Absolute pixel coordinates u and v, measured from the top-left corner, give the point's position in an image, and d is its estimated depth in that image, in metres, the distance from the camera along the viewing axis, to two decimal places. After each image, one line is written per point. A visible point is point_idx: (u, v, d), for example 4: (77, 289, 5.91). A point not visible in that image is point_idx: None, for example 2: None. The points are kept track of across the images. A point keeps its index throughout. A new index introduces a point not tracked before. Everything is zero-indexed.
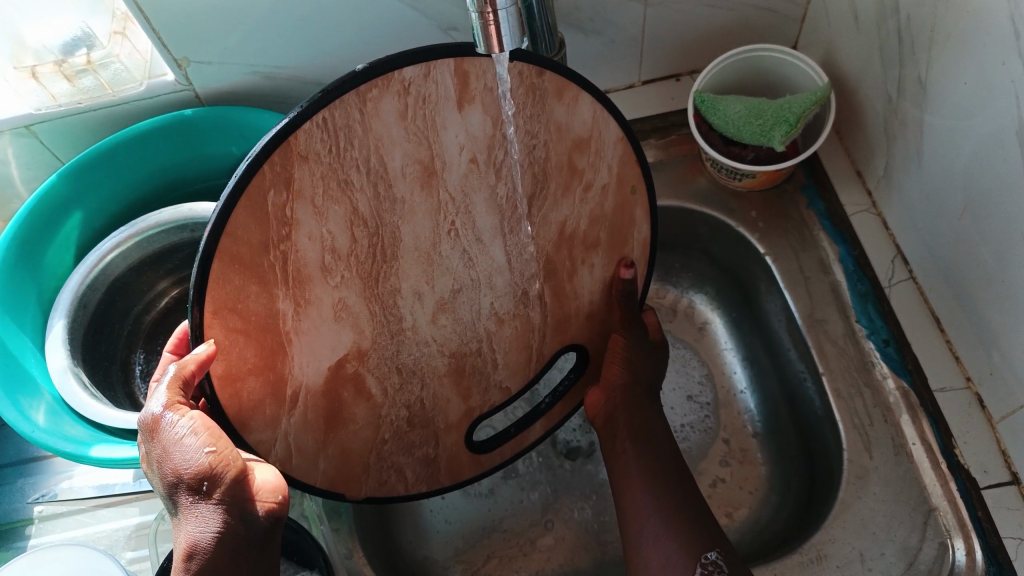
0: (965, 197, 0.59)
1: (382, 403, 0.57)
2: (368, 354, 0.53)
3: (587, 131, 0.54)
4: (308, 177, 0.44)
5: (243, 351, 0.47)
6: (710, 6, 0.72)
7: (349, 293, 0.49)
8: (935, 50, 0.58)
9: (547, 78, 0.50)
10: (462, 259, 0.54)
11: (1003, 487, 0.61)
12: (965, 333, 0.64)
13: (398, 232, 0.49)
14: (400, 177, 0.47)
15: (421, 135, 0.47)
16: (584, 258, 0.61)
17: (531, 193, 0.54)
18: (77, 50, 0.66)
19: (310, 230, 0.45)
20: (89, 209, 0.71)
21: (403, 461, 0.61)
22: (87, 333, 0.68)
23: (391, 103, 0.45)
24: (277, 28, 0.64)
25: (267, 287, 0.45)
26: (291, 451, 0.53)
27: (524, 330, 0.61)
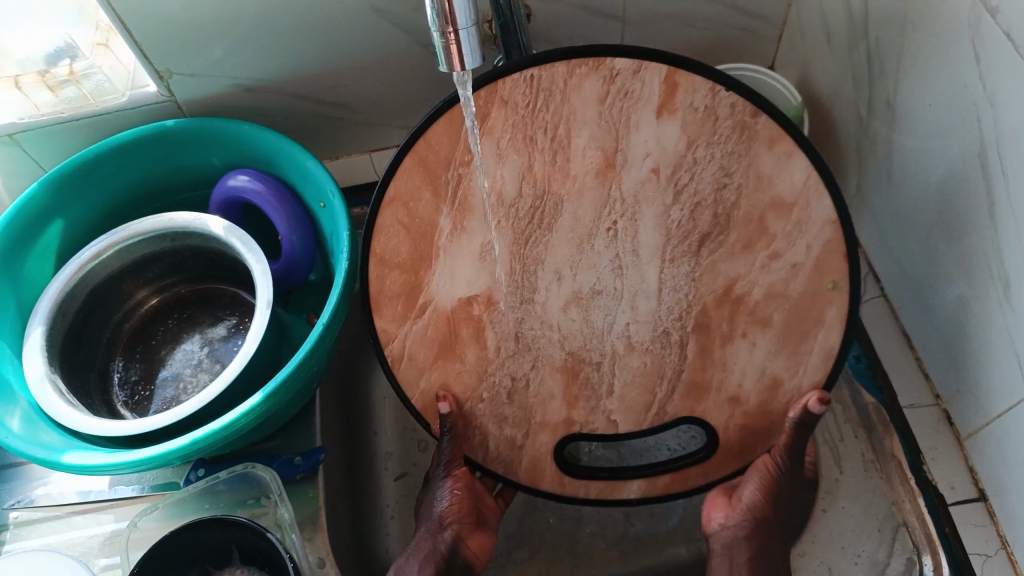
0: (933, 215, 0.60)
1: (493, 357, 0.57)
2: (497, 304, 0.56)
3: (792, 196, 0.52)
4: (503, 121, 0.51)
5: (399, 244, 0.55)
6: (690, 25, 0.73)
7: (498, 239, 0.54)
8: (903, 70, 0.59)
9: (760, 121, 0.50)
10: (611, 263, 0.55)
11: (970, 504, 0.60)
12: (935, 353, 0.63)
13: (560, 206, 0.53)
14: (580, 155, 0.52)
15: (612, 126, 0.51)
16: (745, 330, 0.56)
17: (702, 234, 0.53)
18: (60, 60, 0.66)
19: (488, 170, 0.52)
20: (71, 217, 0.72)
21: (490, 427, 0.60)
22: (65, 341, 0.68)
23: (595, 86, 0.50)
24: (257, 41, 0.65)
25: (437, 199, 0.53)
26: (403, 355, 0.58)
27: (656, 364, 0.58)
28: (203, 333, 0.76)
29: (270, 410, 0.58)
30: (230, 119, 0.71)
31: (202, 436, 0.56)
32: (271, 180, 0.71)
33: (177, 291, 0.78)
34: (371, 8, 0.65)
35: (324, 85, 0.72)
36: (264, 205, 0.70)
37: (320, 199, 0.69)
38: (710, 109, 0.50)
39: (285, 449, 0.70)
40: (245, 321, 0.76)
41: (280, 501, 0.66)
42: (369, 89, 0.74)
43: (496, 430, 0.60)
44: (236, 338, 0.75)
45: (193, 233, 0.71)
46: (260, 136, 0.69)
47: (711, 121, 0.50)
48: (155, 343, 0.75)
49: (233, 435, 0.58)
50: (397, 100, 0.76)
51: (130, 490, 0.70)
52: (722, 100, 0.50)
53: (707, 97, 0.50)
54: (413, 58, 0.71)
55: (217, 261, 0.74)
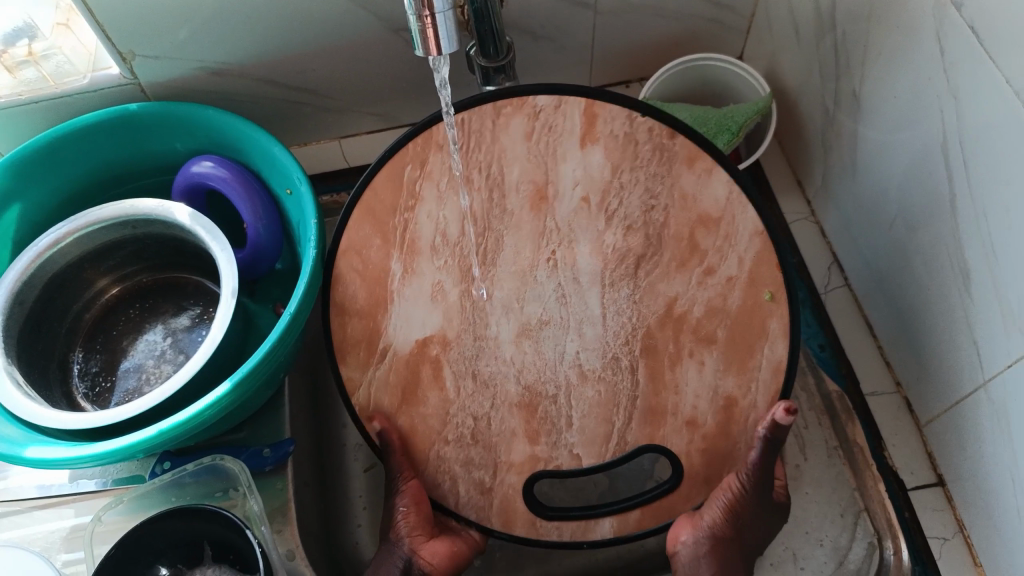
0: (895, 207, 0.62)
1: (453, 397, 0.59)
2: (450, 343, 0.59)
3: (718, 211, 0.57)
4: (440, 165, 0.59)
5: (356, 289, 0.60)
6: (660, 15, 0.74)
7: (447, 278, 0.59)
8: (869, 64, 0.60)
9: (678, 142, 0.57)
10: (554, 293, 0.59)
11: (929, 488, 0.63)
12: (897, 343, 0.65)
13: (502, 238, 0.58)
14: (514, 191, 0.58)
15: (540, 160, 0.58)
16: (691, 349, 0.57)
17: (637, 254, 0.57)
18: (18, 41, 0.64)
19: (431, 210, 0.59)
20: (28, 204, 0.69)
21: (457, 469, 0.59)
22: (24, 331, 0.66)
23: (520, 124, 0.58)
24: (223, 24, 0.64)
25: (388, 245, 0.59)
26: (370, 404, 0.60)
27: (610, 394, 0.58)
28: (166, 323, 0.74)
29: (237, 400, 0.57)
30: (194, 103, 0.70)
31: (167, 428, 0.55)
32: (237, 166, 0.70)
33: (140, 280, 0.76)
34: None
35: (293, 71, 0.71)
36: (229, 192, 0.68)
37: (287, 185, 0.68)
38: (630, 135, 0.57)
39: (256, 439, 0.69)
40: (210, 310, 0.75)
41: (249, 494, 0.65)
42: (339, 76, 0.73)
43: (464, 474, 0.59)
44: (201, 328, 0.74)
45: (157, 220, 0.69)
46: (225, 122, 0.68)
47: (633, 145, 0.57)
48: (116, 333, 0.74)
49: (199, 426, 0.57)
50: (368, 86, 0.75)
51: (93, 484, 0.69)
52: (640, 127, 0.57)
53: (625, 125, 0.57)
54: (383, 44, 0.70)
55: (181, 250, 0.73)
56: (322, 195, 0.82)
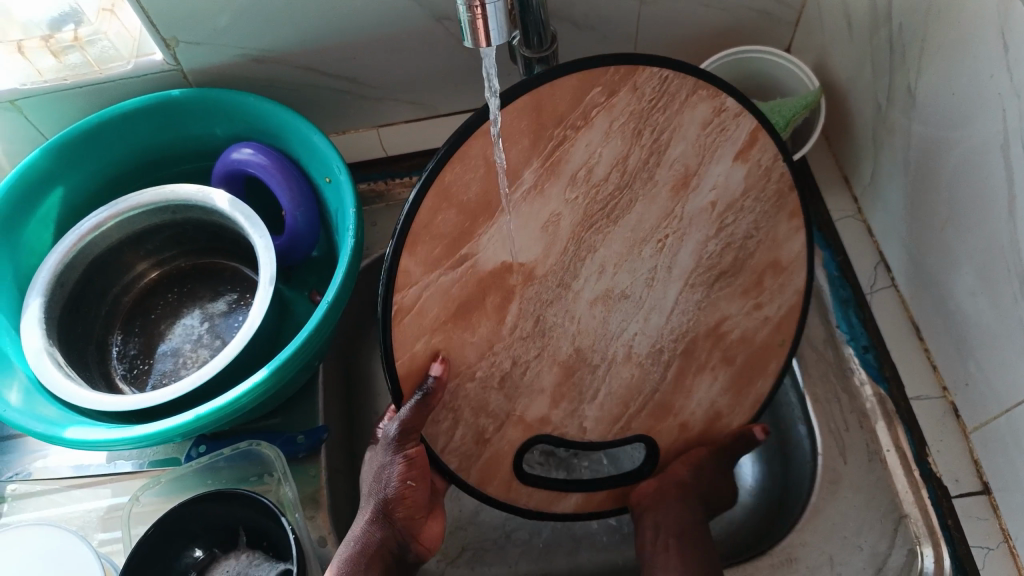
0: (949, 207, 0.60)
1: (505, 334, 0.55)
2: (534, 279, 0.54)
3: (789, 257, 0.60)
4: (624, 105, 0.52)
5: (469, 181, 0.50)
6: (706, 6, 0.72)
7: (567, 213, 0.53)
8: (926, 59, 0.58)
9: (793, 195, 0.59)
10: (647, 273, 0.57)
11: (974, 496, 0.61)
12: (946, 346, 0.63)
13: (634, 203, 0.55)
14: (666, 166, 0.55)
15: (702, 149, 0.55)
16: (714, 364, 0.61)
17: (722, 269, 0.59)
18: (64, 25, 0.66)
19: (591, 142, 0.52)
20: (70, 187, 0.70)
21: (467, 413, 0.56)
22: (63, 313, 0.67)
23: (704, 110, 0.54)
24: (266, 11, 0.64)
25: (533, 150, 0.51)
26: (414, 306, 0.51)
27: (641, 379, 0.60)
28: (204, 307, 0.75)
29: (273, 387, 0.57)
30: (234, 89, 0.69)
31: (205, 413, 0.56)
32: (276, 153, 0.70)
33: (177, 265, 0.76)
34: None
35: (333, 58, 0.71)
36: (268, 179, 0.69)
37: (326, 173, 0.68)
38: (767, 169, 0.57)
39: (290, 427, 0.69)
40: (247, 296, 0.75)
41: (284, 480, 0.65)
42: (380, 64, 0.72)
43: (471, 417, 0.57)
44: (237, 314, 0.74)
45: (196, 206, 0.70)
46: (267, 109, 0.68)
47: (766, 179, 0.58)
48: (155, 317, 0.74)
49: (235, 412, 0.57)
50: (409, 75, 0.74)
51: (129, 466, 0.69)
52: (777, 165, 0.58)
53: (769, 159, 0.57)
54: (425, 32, 0.69)
55: (219, 236, 0.73)
56: (360, 185, 0.83)
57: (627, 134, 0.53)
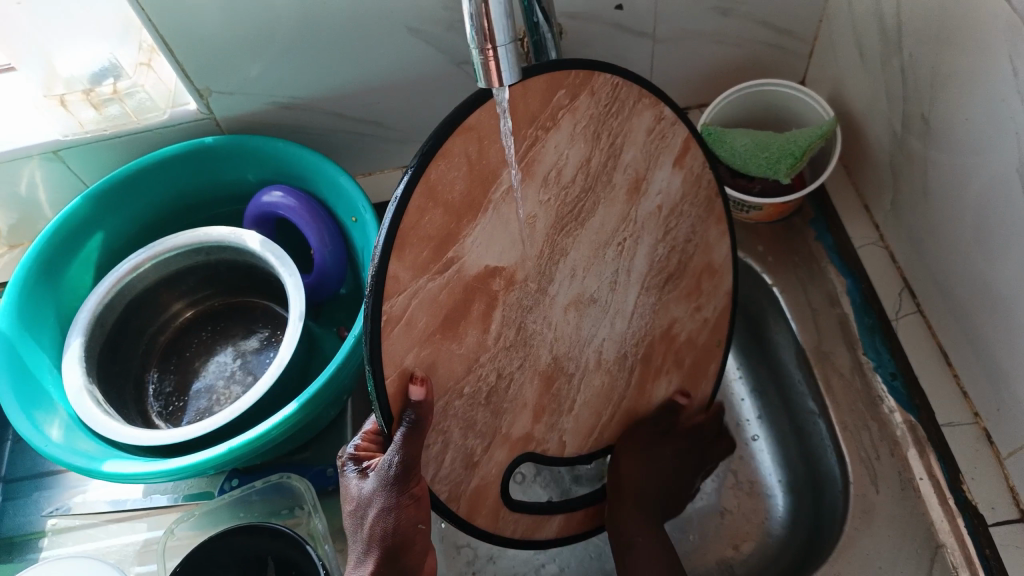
0: (971, 231, 0.59)
1: (491, 344, 0.52)
2: (515, 284, 0.51)
3: (717, 261, 0.65)
4: (584, 110, 0.51)
5: (455, 176, 0.46)
6: (719, 42, 0.74)
7: (541, 215, 0.51)
8: (939, 85, 0.58)
9: (718, 203, 0.63)
10: (610, 276, 0.58)
11: (1012, 525, 0.59)
12: (975, 371, 0.63)
13: (597, 206, 0.54)
14: (623, 170, 0.55)
15: (649, 155, 0.57)
16: (669, 367, 0.65)
17: (670, 271, 0.62)
18: (104, 80, 0.68)
19: (559, 144, 0.50)
20: (110, 230, 0.73)
21: (456, 433, 0.53)
22: (102, 352, 0.69)
23: (647, 117, 0.55)
24: (293, 59, 0.67)
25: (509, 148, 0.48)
26: (403, 318, 0.46)
27: (609, 386, 0.62)
28: (236, 345, 0.76)
29: (302, 421, 0.59)
30: (266, 135, 0.72)
31: (237, 445, 0.57)
32: (305, 195, 0.72)
33: (210, 303, 0.78)
34: (404, 27, 0.66)
35: (359, 103, 0.73)
36: (298, 221, 0.71)
37: (352, 214, 0.70)
38: (699, 176, 0.61)
39: (321, 459, 0.70)
40: (278, 334, 0.76)
41: (314, 513, 0.66)
42: (404, 108, 0.75)
43: (460, 439, 0.53)
44: (269, 350, 0.76)
45: (229, 246, 0.72)
46: (295, 152, 0.70)
47: (697, 185, 0.61)
48: (189, 355, 0.76)
49: (266, 445, 0.58)
50: (431, 117, 0.77)
51: (164, 500, 0.70)
52: (707, 172, 0.62)
53: (700, 167, 0.61)
54: (446, 76, 0.72)
55: (251, 275, 0.75)
56: (385, 223, 0.85)
57: (587, 137, 0.52)
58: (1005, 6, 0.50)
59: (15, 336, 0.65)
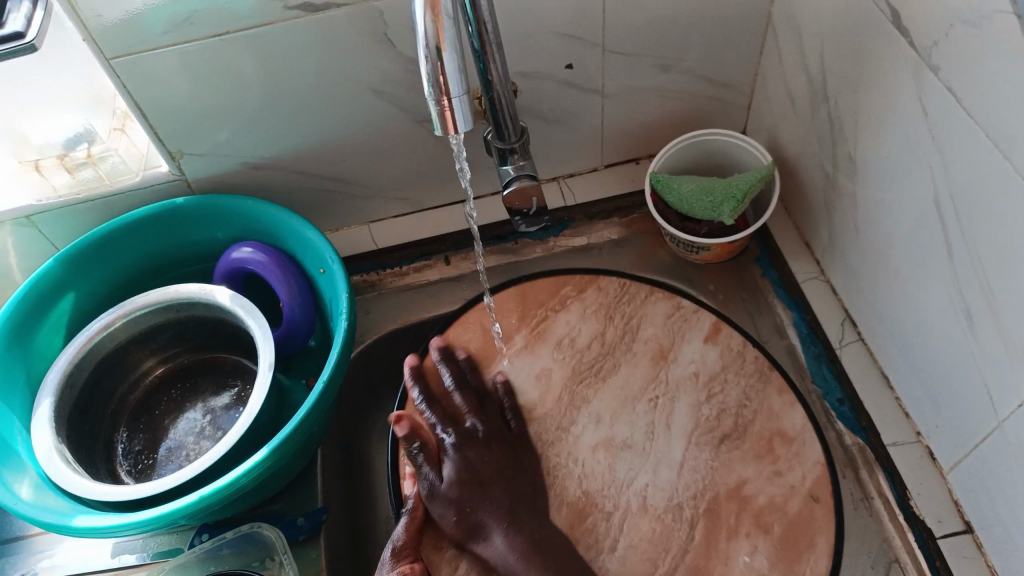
0: (900, 261, 0.64)
1: (524, 466, 0.66)
2: (534, 417, 0.70)
3: (795, 431, 0.67)
4: (593, 299, 0.77)
5: (471, 339, 0.75)
6: (663, 96, 0.79)
7: (556, 369, 0.73)
8: (860, 128, 0.64)
9: (774, 374, 0.70)
10: (646, 427, 0.69)
11: (957, 536, 0.63)
12: (914, 392, 0.67)
13: (618, 366, 0.73)
14: (643, 343, 0.74)
15: (674, 333, 0.74)
16: (748, 529, 0.63)
17: (725, 432, 0.68)
18: (78, 145, 0.70)
19: (570, 322, 0.76)
20: (81, 292, 0.75)
21: (478, 545, 0.63)
22: (73, 412, 0.70)
23: (662, 306, 0.76)
24: (261, 122, 0.71)
25: (520, 322, 0.76)
26: (429, 427, 0.68)
27: (665, 533, 0.63)
28: (206, 401, 0.77)
29: (273, 466, 0.60)
30: (234, 195, 0.75)
31: (208, 493, 0.58)
32: (274, 251, 0.75)
33: (181, 361, 0.79)
34: (368, 88, 0.70)
35: (325, 162, 0.77)
36: (267, 275, 0.73)
37: (320, 265, 0.73)
38: (740, 351, 0.72)
39: (291, 509, 0.71)
40: (247, 388, 0.78)
41: (286, 563, 0.67)
42: (368, 165, 0.78)
43: (483, 551, 0.62)
44: (239, 405, 0.77)
45: (199, 303, 0.74)
46: (264, 210, 0.73)
47: (742, 359, 0.72)
48: (159, 413, 0.77)
49: (237, 492, 0.59)
50: (394, 174, 0.80)
51: (134, 559, 0.70)
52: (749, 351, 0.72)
53: (739, 343, 0.73)
54: (409, 134, 0.76)
55: (220, 332, 0.77)
56: (351, 277, 0.85)
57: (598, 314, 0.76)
58: (910, 54, 0.56)
59: None
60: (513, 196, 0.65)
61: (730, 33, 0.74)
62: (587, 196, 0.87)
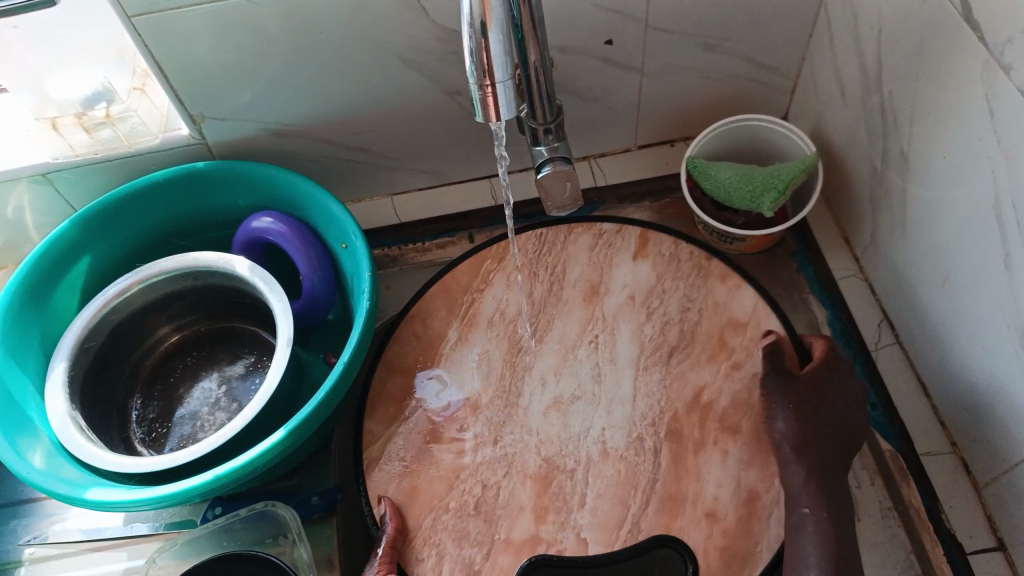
0: (948, 265, 0.61)
1: (467, 464, 0.66)
2: (481, 409, 0.68)
3: (746, 316, 0.70)
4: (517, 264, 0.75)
5: (407, 352, 0.71)
6: (704, 76, 0.76)
7: (494, 350, 0.71)
8: (917, 123, 0.61)
9: (714, 264, 0.73)
10: (592, 368, 0.69)
11: (990, 553, 0.61)
12: (952, 402, 0.64)
13: (553, 321, 0.72)
14: (573, 286, 0.73)
15: (598, 266, 0.74)
16: (715, 437, 0.65)
17: (672, 346, 0.69)
18: (97, 104, 0.67)
19: (497, 293, 0.74)
20: (98, 255, 0.73)
21: (451, 543, 0.63)
22: (87, 377, 0.69)
23: (586, 239, 0.76)
24: (284, 87, 0.68)
25: (451, 316, 0.73)
26: (382, 459, 0.66)
27: (631, 471, 0.64)
28: (221, 371, 0.76)
29: (290, 447, 0.58)
30: (256, 161, 0.73)
31: (224, 473, 0.57)
32: (295, 221, 0.72)
33: (197, 329, 0.78)
34: (398, 57, 0.67)
35: (350, 131, 0.74)
36: (288, 246, 0.71)
37: (343, 240, 0.71)
38: (674, 255, 0.74)
39: (304, 487, 0.70)
40: (264, 360, 0.76)
41: (298, 541, 0.65)
42: (393, 136, 0.76)
43: (455, 549, 0.62)
44: (254, 376, 0.75)
45: (217, 272, 0.72)
46: (286, 179, 0.71)
47: (676, 262, 0.74)
48: (173, 380, 0.76)
49: (253, 472, 0.58)
50: (420, 146, 0.77)
51: (146, 527, 0.69)
52: (682, 250, 0.74)
53: (671, 248, 0.74)
54: (438, 107, 0.73)
55: (238, 301, 0.75)
56: (373, 250, 0.83)
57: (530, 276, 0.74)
58: (980, 50, 0.52)
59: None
60: (545, 179, 0.61)
61: (781, 14, 0.70)
62: (620, 177, 0.83)
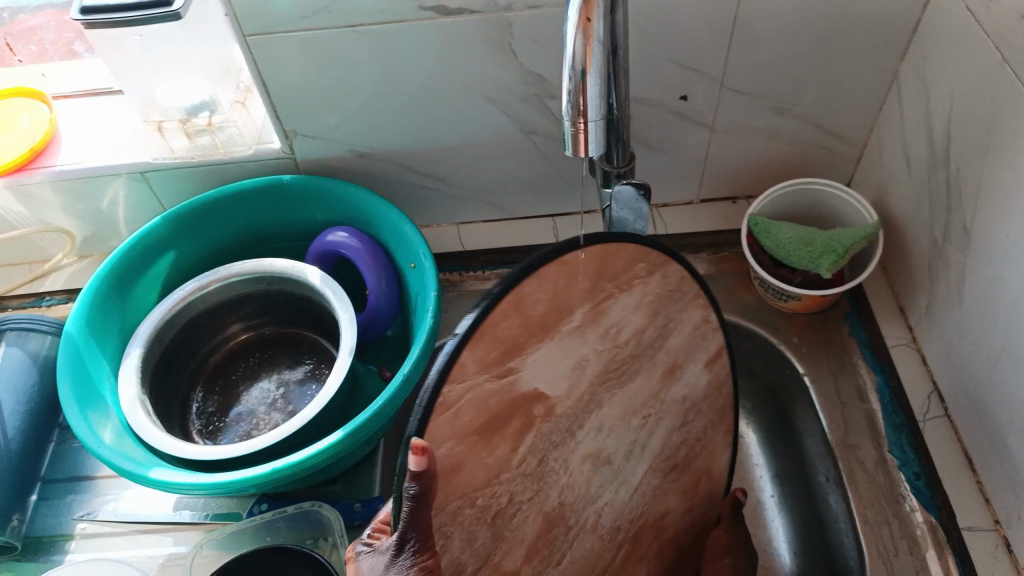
0: (1003, 341, 0.62)
1: (516, 466, 0.49)
2: (552, 416, 0.52)
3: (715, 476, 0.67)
4: (655, 286, 0.59)
5: (539, 298, 0.49)
6: (773, 138, 0.78)
7: (593, 362, 0.54)
8: (982, 199, 0.62)
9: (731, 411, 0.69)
10: (628, 447, 0.59)
11: None
12: (998, 479, 0.64)
13: (638, 374, 0.58)
14: (671, 346, 0.61)
15: (690, 345, 0.63)
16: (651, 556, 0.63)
17: (676, 463, 0.64)
18: (201, 113, 0.74)
19: (626, 304, 0.56)
20: (180, 253, 0.78)
21: (457, 545, 0.47)
22: (157, 366, 0.73)
23: (694, 312, 0.63)
24: (371, 113, 0.72)
25: (596, 284, 0.53)
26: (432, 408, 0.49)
27: (597, 557, 0.58)
28: (281, 373, 0.79)
29: (344, 451, 0.61)
30: (340, 180, 0.77)
31: (282, 467, 0.59)
32: (368, 238, 0.76)
33: (263, 331, 0.81)
34: (484, 95, 0.71)
35: (428, 159, 0.78)
36: (359, 261, 0.75)
37: (411, 260, 0.74)
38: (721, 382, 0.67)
39: (350, 494, 0.72)
40: (322, 368, 0.79)
41: (339, 543, 0.68)
42: (469, 168, 0.79)
43: (459, 550, 0.47)
44: (311, 382, 0.78)
45: (290, 279, 0.76)
46: (365, 198, 0.75)
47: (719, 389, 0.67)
48: (235, 378, 0.79)
49: (308, 470, 0.61)
50: (492, 180, 0.81)
51: (188, 516, 0.72)
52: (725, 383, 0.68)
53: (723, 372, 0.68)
54: (514, 144, 0.76)
55: (305, 309, 0.79)
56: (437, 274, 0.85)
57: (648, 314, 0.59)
58: None
59: (82, 342, 0.69)
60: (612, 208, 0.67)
61: (854, 85, 0.72)
62: (680, 227, 0.85)
